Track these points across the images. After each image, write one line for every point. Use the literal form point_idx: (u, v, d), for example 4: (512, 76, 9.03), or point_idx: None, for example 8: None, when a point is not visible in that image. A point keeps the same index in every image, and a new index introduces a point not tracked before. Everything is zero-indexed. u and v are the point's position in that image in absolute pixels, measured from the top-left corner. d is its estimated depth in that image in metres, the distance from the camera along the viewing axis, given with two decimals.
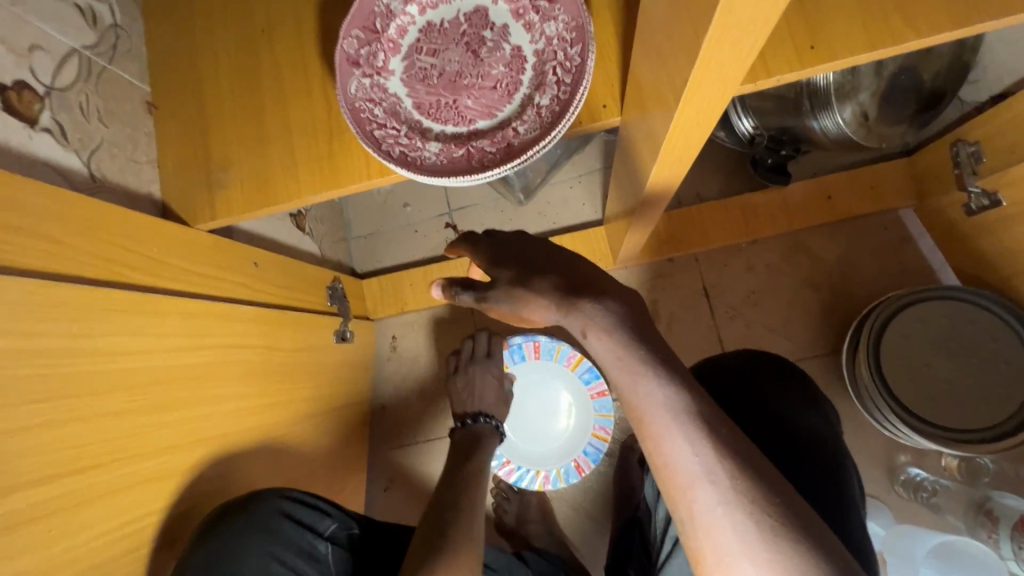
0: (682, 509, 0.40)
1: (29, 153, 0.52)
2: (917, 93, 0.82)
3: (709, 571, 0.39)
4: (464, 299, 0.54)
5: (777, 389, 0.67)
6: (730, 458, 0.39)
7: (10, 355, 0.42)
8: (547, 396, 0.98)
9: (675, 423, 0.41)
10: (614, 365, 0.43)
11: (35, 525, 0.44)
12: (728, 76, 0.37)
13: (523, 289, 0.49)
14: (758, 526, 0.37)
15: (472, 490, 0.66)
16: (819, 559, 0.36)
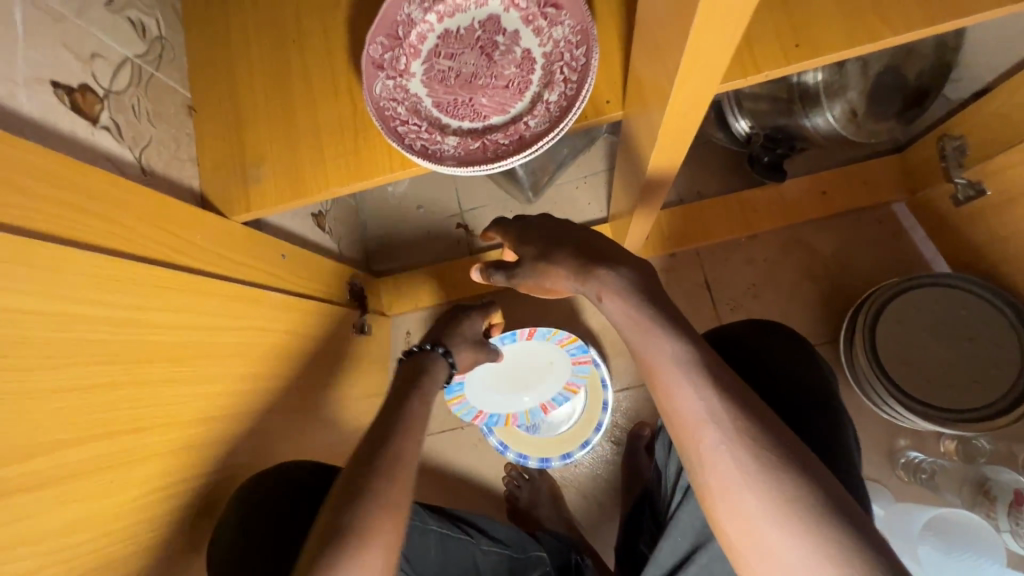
0: (690, 448, 0.46)
1: (91, 148, 0.58)
2: (902, 90, 0.87)
3: (715, 501, 0.44)
4: (497, 279, 0.61)
5: (786, 358, 0.65)
6: (732, 401, 0.45)
7: (78, 320, 0.47)
8: (531, 368, 1.01)
9: (683, 372, 0.46)
10: (628, 325, 0.50)
11: (97, 476, 0.48)
12: (715, 62, 0.42)
13: (545, 264, 0.56)
14: (756, 458, 0.43)
15: (399, 445, 0.57)
16: (810, 487, 0.41)
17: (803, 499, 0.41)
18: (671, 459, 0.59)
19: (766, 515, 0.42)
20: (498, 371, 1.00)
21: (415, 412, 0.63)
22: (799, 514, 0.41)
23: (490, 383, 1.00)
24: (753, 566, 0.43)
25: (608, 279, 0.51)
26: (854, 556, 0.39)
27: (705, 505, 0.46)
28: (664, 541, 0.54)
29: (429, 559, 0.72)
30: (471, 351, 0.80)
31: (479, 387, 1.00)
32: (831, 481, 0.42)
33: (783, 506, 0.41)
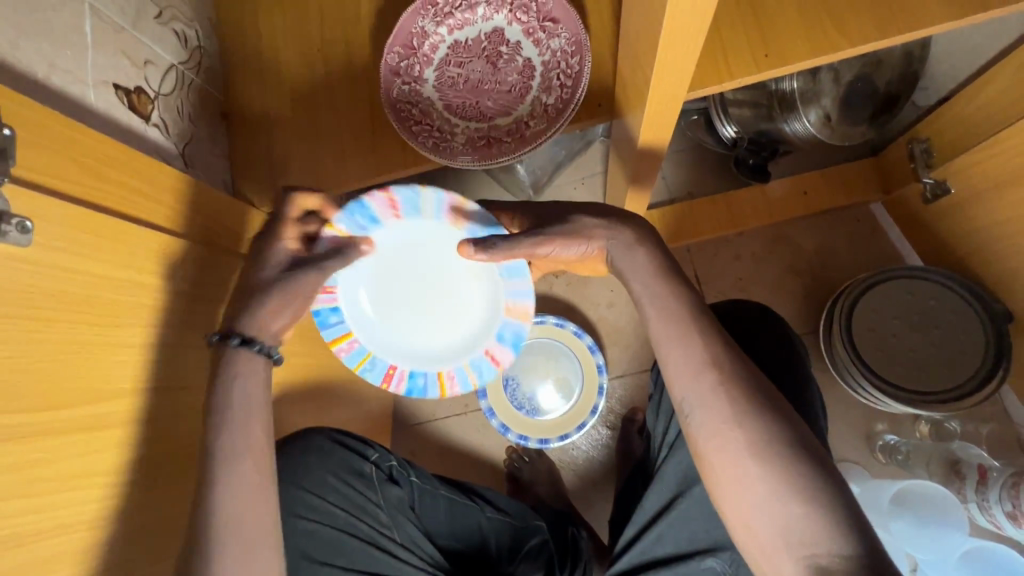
0: (689, 389, 0.53)
1: (145, 142, 0.66)
2: (873, 97, 0.94)
3: (705, 436, 0.52)
4: (508, 244, 0.59)
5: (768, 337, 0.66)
6: (728, 354, 0.53)
7: (138, 286, 0.54)
8: (419, 254, 0.71)
9: (691, 327, 0.54)
10: (643, 286, 0.58)
11: (152, 424, 0.55)
12: (686, 70, 0.49)
13: (578, 218, 0.62)
14: (746, 400, 0.51)
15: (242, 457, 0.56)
16: (788, 427, 0.50)
17: (779, 436, 0.49)
18: (661, 417, 0.64)
19: (747, 447, 0.49)
20: (375, 279, 0.72)
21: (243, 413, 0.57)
22: (777, 447, 0.48)
23: (373, 302, 0.73)
24: (728, 493, 0.50)
25: (620, 247, 0.60)
26: (814, 484, 0.47)
27: (692, 442, 0.53)
28: (651, 488, 0.60)
29: (438, 517, 0.78)
30: (291, 312, 0.62)
31: (357, 315, 0.72)
32: (801, 426, 0.50)
33: (762, 440, 0.49)
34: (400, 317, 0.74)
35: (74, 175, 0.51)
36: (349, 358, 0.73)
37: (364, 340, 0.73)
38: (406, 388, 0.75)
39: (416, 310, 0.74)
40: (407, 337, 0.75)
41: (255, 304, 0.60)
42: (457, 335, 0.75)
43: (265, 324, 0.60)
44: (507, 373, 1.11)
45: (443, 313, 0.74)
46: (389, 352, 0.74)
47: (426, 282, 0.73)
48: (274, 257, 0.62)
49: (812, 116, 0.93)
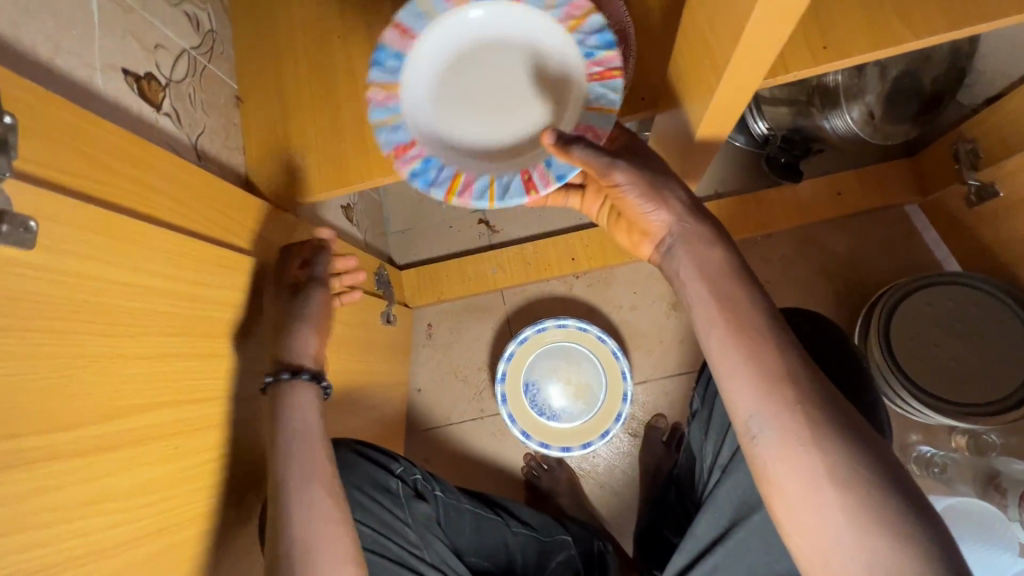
0: (759, 407, 0.50)
1: (157, 132, 0.61)
2: (918, 94, 0.89)
3: (779, 456, 0.48)
4: (587, 157, 0.55)
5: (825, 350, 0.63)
6: (805, 372, 0.51)
7: (149, 292, 0.50)
8: (503, 55, 0.61)
9: (762, 340, 0.52)
10: (712, 294, 0.55)
11: (166, 441, 0.51)
12: (760, 61, 0.44)
13: (661, 176, 0.59)
14: (825, 420, 0.48)
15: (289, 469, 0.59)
16: (869, 452, 0.47)
17: (864, 462, 0.46)
18: (710, 438, 0.61)
19: (825, 471, 0.46)
20: (452, 62, 0.62)
21: (292, 425, 0.61)
22: (862, 473, 0.46)
23: (436, 79, 0.62)
24: (800, 518, 0.47)
25: (691, 242, 0.58)
26: (898, 513, 0.44)
27: (758, 462, 0.50)
28: (704, 514, 0.57)
29: (464, 532, 0.74)
30: (318, 329, 0.66)
31: (446, 48, 0.61)
32: (884, 450, 0.48)
33: (845, 464, 0.46)
34: (448, 111, 0.62)
35: (81, 170, 0.46)
36: (378, 112, 0.60)
37: (404, 105, 0.61)
38: (414, 173, 0.61)
39: (469, 105, 0.62)
40: (445, 128, 0.62)
41: (286, 334, 0.64)
42: (501, 155, 0.61)
43: (303, 352, 0.64)
44: (527, 378, 1.07)
45: (498, 125, 0.61)
46: (419, 132, 0.61)
47: (499, 88, 0.61)
48: (283, 296, 0.66)
49: (856, 114, 0.89)
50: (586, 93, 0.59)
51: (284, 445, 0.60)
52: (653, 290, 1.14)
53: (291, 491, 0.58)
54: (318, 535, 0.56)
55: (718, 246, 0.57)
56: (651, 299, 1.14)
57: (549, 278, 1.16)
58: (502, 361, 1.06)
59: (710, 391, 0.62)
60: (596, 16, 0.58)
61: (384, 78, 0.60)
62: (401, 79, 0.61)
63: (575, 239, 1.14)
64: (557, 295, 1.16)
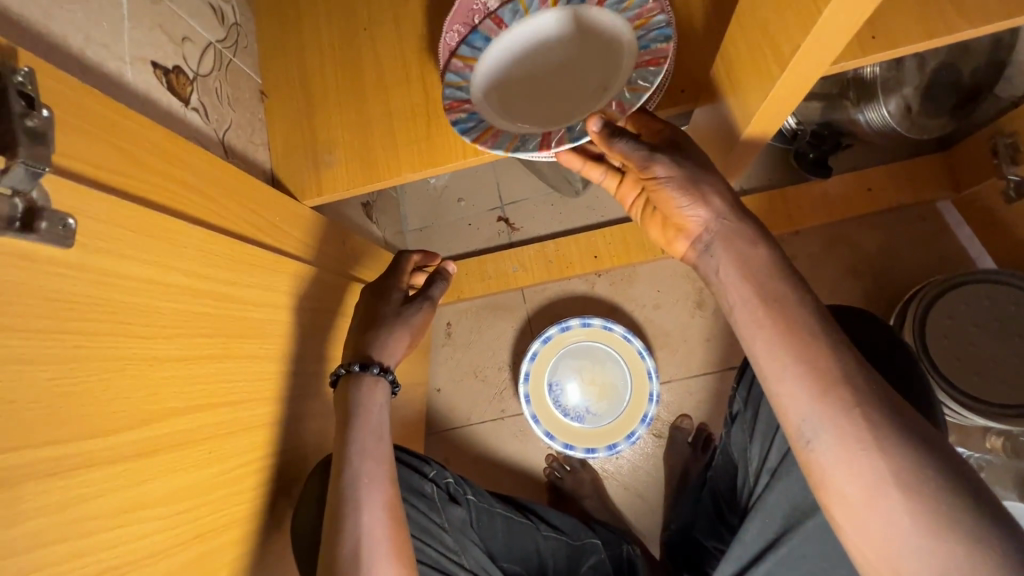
0: (812, 409, 0.45)
1: (184, 127, 0.59)
2: (957, 88, 0.87)
3: (836, 465, 0.44)
4: (626, 147, 0.54)
5: (878, 343, 0.59)
6: (861, 373, 0.45)
7: (184, 291, 0.48)
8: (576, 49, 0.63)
9: (811, 336, 0.47)
10: (751, 289, 0.50)
11: (200, 445, 0.50)
12: (825, 52, 0.42)
13: (701, 171, 0.54)
14: (887, 423, 0.43)
15: (352, 473, 0.60)
16: (939, 454, 0.42)
17: (935, 468, 0.41)
18: (755, 442, 0.57)
19: (892, 478, 0.42)
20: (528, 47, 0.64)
21: (362, 427, 0.63)
22: (935, 481, 0.41)
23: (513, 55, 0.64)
24: (867, 530, 0.42)
25: (727, 243, 0.53)
26: (982, 523, 0.39)
27: (814, 470, 0.45)
28: (752, 522, 0.54)
29: (497, 538, 0.72)
30: (408, 340, 0.71)
31: (526, 32, 0.63)
32: (954, 453, 0.43)
33: (915, 471, 0.41)
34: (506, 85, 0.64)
35: (119, 167, 0.45)
36: (451, 76, 0.63)
37: (474, 73, 0.64)
38: (454, 122, 0.64)
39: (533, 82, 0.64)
40: (504, 94, 0.64)
41: (381, 334, 0.69)
42: (546, 121, 0.63)
43: (386, 352, 0.69)
44: (550, 378, 1.06)
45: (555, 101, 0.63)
46: (478, 95, 0.64)
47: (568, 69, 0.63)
48: (393, 299, 0.73)
49: (892, 107, 0.87)
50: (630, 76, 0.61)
51: (352, 448, 0.62)
52: (677, 288, 1.12)
53: (351, 496, 0.59)
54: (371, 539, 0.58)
55: (761, 245, 0.52)
56: (675, 297, 1.12)
57: (570, 276, 1.14)
58: (525, 361, 1.04)
59: (756, 390, 0.58)
60: (661, 14, 0.60)
61: (469, 53, 0.63)
62: (481, 53, 0.63)
63: (596, 237, 1.12)
64: (579, 294, 1.15)
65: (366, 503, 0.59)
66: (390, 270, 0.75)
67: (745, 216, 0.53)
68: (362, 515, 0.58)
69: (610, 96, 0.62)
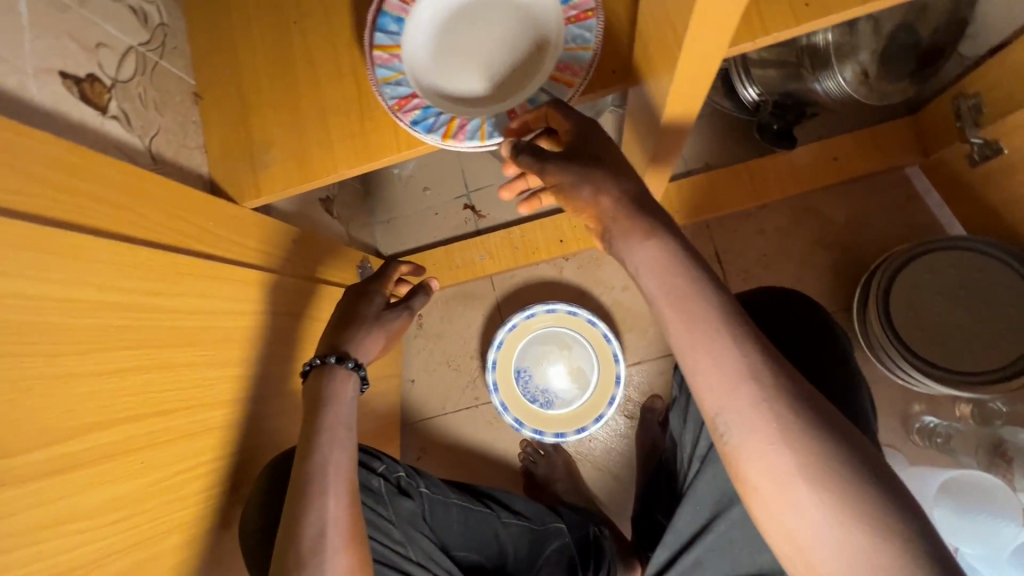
0: (724, 404, 0.44)
1: (103, 135, 0.59)
2: (916, 50, 0.83)
3: (749, 457, 0.43)
4: (526, 161, 0.54)
5: (809, 322, 0.62)
6: (769, 363, 0.44)
7: (97, 306, 0.48)
8: (504, 27, 0.62)
9: (722, 330, 0.45)
10: (659, 280, 0.47)
11: (129, 456, 0.51)
12: (721, 32, 0.40)
13: (590, 166, 0.51)
14: (794, 414, 0.43)
15: (320, 459, 0.62)
16: (846, 445, 0.42)
17: (837, 455, 0.41)
18: (687, 427, 0.58)
19: (799, 468, 0.41)
20: (456, 31, 0.63)
21: (329, 420, 0.65)
22: (837, 469, 0.41)
23: (433, 35, 0.64)
24: (778, 521, 0.42)
25: (621, 238, 0.50)
26: (883, 513, 0.39)
27: (730, 462, 0.45)
28: (683, 509, 0.54)
29: (452, 528, 0.73)
30: (383, 342, 0.74)
31: (449, 21, 0.63)
32: (858, 435, 0.43)
33: (818, 460, 0.41)
34: (443, 69, 0.64)
35: (14, 187, 0.45)
36: (382, 71, 0.63)
37: (405, 61, 0.63)
38: (414, 121, 0.62)
39: (466, 62, 0.63)
40: (439, 78, 0.64)
41: (360, 333, 0.71)
42: (491, 102, 0.63)
43: (362, 350, 0.71)
44: (518, 365, 1.07)
45: (492, 77, 0.63)
46: (415, 82, 0.63)
47: (497, 45, 0.63)
48: (375, 301, 0.75)
49: (848, 75, 0.85)
50: (563, 36, 0.61)
51: (322, 437, 0.63)
52: None
53: (295, 495, 0.60)
54: (330, 522, 0.59)
55: (652, 239, 0.48)
56: None
57: (537, 262, 1.13)
58: (491, 350, 1.05)
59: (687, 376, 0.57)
60: None
61: (387, 40, 0.63)
62: (399, 37, 0.63)
63: (561, 220, 1.11)
64: (547, 280, 1.14)
65: (330, 489, 0.60)
66: (376, 275, 0.77)
67: (632, 215, 0.49)
68: (326, 502, 0.59)
69: (549, 64, 0.61)
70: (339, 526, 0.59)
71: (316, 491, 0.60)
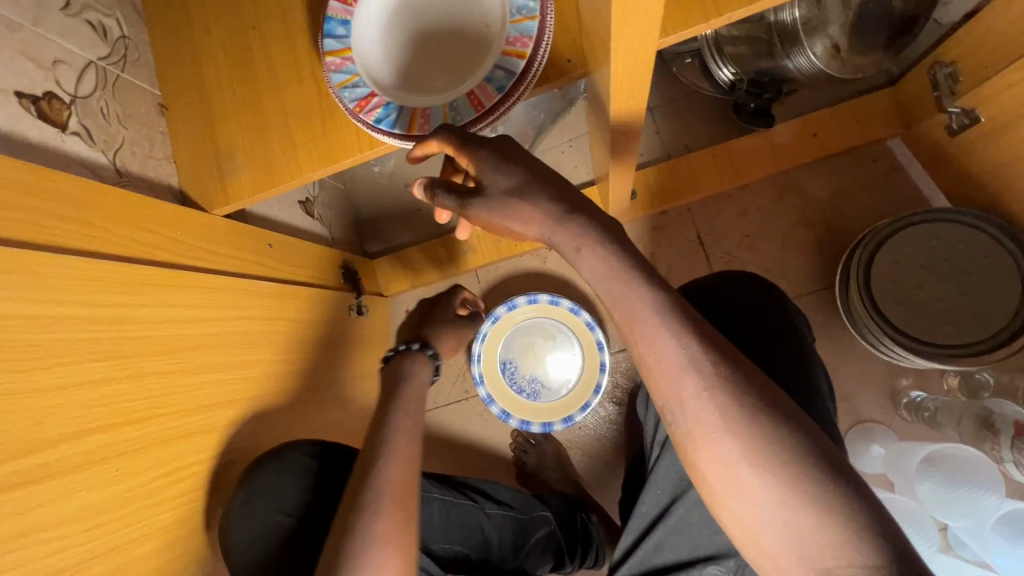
0: (668, 395, 0.45)
1: (64, 153, 0.60)
2: (888, 19, 0.80)
3: (695, 446, 0.44)
4: (445, 203, 0.54)
5: (754, 311, 0.66)
6: (711, 351, 0.45)
7: (63, 321, 0.50)
8: (453, 18, 0.63)
9: (663, 323, 0.46)
10: (604, 277, 0.49)
11: (105, 465, 0.52)
12: (652, 19, 0.40)
13: (509, 202, 0.52)
14: (737, 401, 0.43)
15: (390, 425, 0.62)
16: (791, 428, 0.42)
17: (780, 439, 0.42)
18: (650, 415, 0.63)
19: (742, 453, 0.42)
20: (406, 27, 0.64)
21: (406, 394, 0.67)
22: (778, 452, 0.41)
23: (382, 34, 0.64)
24: (728, 507, 0.43)
25: (564, 242, 0.51)
26: (825, 493, 0.39)
27: (682, 452, 0.46)
28: (646, 494, 0.59)
29: (432, 525, 0.73)
30: (452, 343, 0.81)
31: (398, 20, 0.64)
32: (805, 416, 0.44)
33: (761, 444, 0.42)
34: (396, 63, 0.64)
35: None
36: (337, 76, 0.63)
37: (358, 62, 0.63)
38: (377, 120, 0.62)
39: (418, 55, 0.63)
40: (392, 73, 0.63)
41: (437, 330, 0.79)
42: (445, 91, 0.62)
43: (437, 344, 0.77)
44: (503, 357, 1.07)
45: (444, 68, 0.63)
46: (372, 80, 0.63)
47: (447, 38, 0.63)
48: (449, 309, 0.84)
49: (818, 50, 0.84)
50: (508, 10, 0.60)
51: (394, 405, 0.65)
52: None
53: None
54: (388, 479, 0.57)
55: (583, 250, 0.50)
56: None
57: (520, 253, 1.13)
58: (476, 343, 1.06)
59: None
60: None
61: (336, 45, 0.63)
62: (348, 40, 0.63)
63: None
64: (531, 271, 1.14)
65: (392, 450, 0.59)
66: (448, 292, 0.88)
67: (576, 216, 0.50)
68: (389, 460, 0.58)
69: (498, 47, 0.60)
70: (394, 511, 0.55)
71: (374, 474, 0.57)
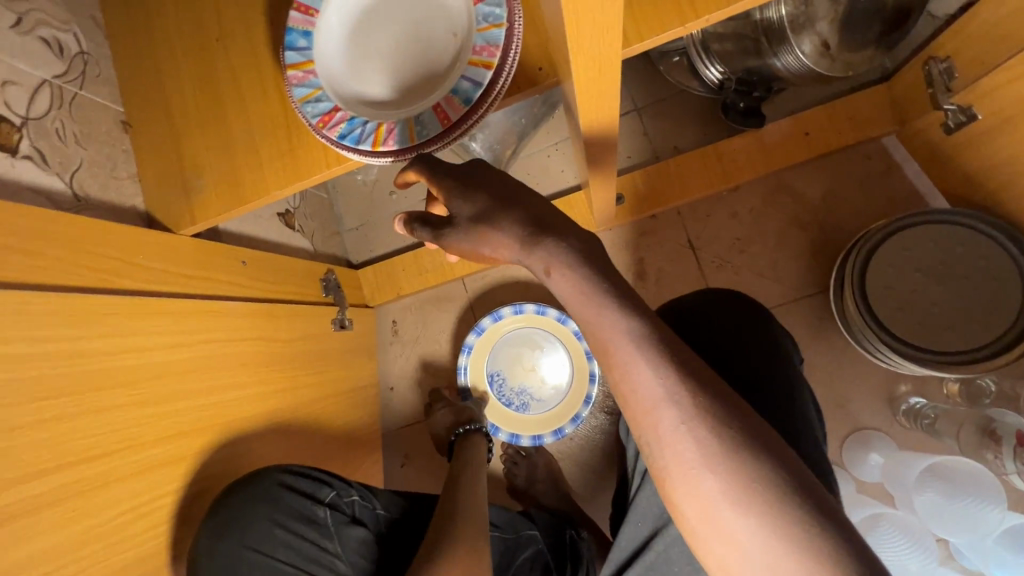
0: (645, 427, 0.43)
1: (14, 179, 0.58)
2: (879, 14, 0.78)
3: (675, 483, 0.41)
4: (422, 234, 0.52)
5: (735, 332, 0.63)
6: (691, 382, 0.42)
7: (8, 360, 0.47)
8: (421, 28, 0.60)
9: (638, 350, 0.43)
10: (577, 300, 0.46)
11: (61, 506, 0.50)
12: (612, 32, 0.37)
13: (477, 228, 0.49)
14: (719, 436, 0.40)
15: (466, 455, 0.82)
16: (776, 466, 0.39)
17: (764, 477, 0.39)
18: (632, 441, 0.61)
19: (723, 492, 0.39)
20: (372, 36, 0.61)
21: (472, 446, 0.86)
22: (761, 491, 0.38)
23: (346, 43, 0.61)
24: (710, 548, 0.41)
25: (541, 260, 0.47)
26: (812, 537, 0.36)
27: (661, 486, 0.43)
28: (627, 525, 0.57)
29: None
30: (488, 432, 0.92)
31: (364, 28, 0.61)
32: (790, 450, 0.41)
33: (743, 483, 0.39)
34: (361, 74, 0.61)
35: None
36: (299, 90, 0.60)
37: (321, 75, 0.60)
38: (341, 136, 0.59)
39: (382, 66, 0.61)
40: (356, 85, 0.61)
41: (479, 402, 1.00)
42: (410, 104, 0.60)
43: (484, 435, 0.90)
44: (490, 370, 1.05)
45: (410, 80, 0.60)
46: (335, 94, 0.60)
47: (415, 48, 0.60)
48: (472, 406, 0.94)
49: (806, 46, 0.81)
50: (475, 18, 0.57)
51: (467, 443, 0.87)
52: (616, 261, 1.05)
53: None
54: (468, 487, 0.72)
55: (554, 272, 0.47)
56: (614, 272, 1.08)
57: None
58: (462, 355, 1.04)
59: None
60: None
61: (298, 57, 0.60)
62: (309, 53, 0.60)
63: None
64: (520, 279, 1.11)
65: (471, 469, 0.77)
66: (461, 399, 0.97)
67: (542, 239, 0.47)
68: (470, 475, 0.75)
69: (463, 61, 0.58)
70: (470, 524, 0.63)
71: (456, 500, 0.69)
